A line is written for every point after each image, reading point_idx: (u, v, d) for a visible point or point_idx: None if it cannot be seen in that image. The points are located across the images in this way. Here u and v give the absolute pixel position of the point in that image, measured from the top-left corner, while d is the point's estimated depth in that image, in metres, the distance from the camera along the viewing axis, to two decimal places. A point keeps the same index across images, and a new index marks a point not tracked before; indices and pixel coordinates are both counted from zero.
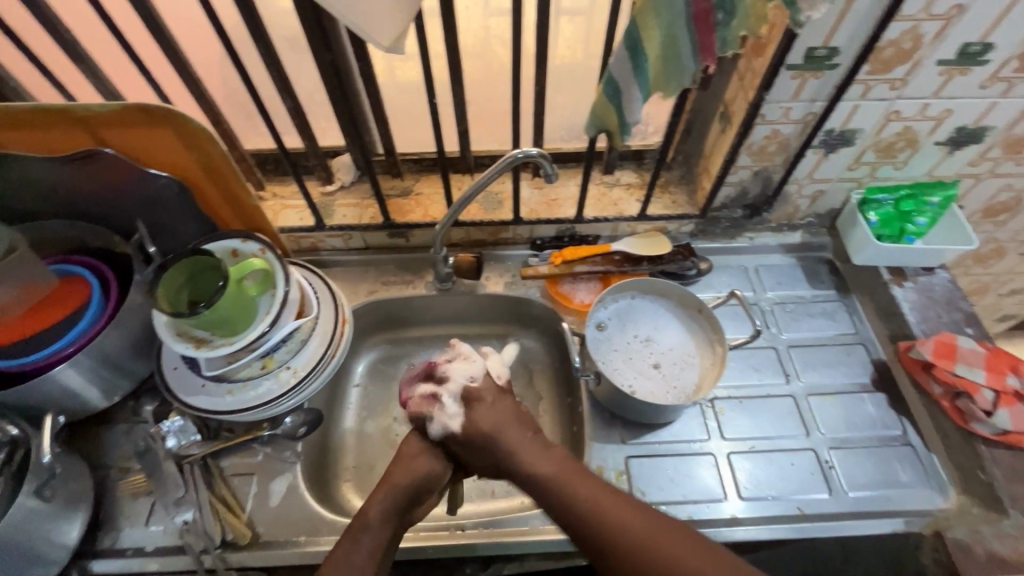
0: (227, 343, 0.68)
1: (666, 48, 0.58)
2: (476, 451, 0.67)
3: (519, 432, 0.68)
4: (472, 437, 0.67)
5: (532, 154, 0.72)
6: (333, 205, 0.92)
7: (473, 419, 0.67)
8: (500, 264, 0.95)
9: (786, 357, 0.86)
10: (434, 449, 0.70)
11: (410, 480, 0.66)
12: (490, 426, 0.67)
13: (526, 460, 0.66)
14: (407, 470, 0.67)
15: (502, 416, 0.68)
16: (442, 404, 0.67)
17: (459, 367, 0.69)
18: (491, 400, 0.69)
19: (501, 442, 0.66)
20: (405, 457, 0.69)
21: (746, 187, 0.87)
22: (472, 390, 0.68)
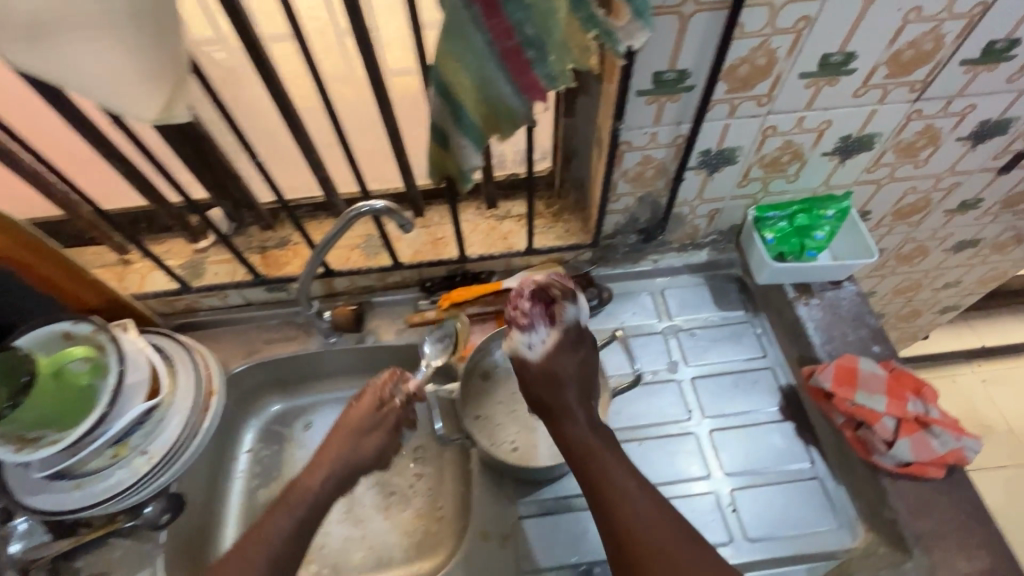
0: (54, 441, 0.62)
1: (483, 90, 0.53)
2: (537, 385, 0.69)
3: (585, 394, 0.69)
4: (549, 370, 0.69)
5: (377, 207, 0.67)
6: (204, 263, 0.86)
7: (554, 361, 0.69)
8: (389, 310, 0.89)
9: (688, 390, 0.81)
10: (379, 421, 0.75)
11: (348, 458, 0.72)
12: (560, 364, 0.69)
13: (581, 430, 0.67)
14: (349, 445, 0.73)
15: (577, 372, 0.70)
16: (536, 331, 0.70)
17: (574, 312, 0.72)
18: (580, 356, 0.71)
19: (564, 392, 0.68)
20: (351, 432, 0.74)
21: (634, 213, 0.81)
22: (570, 338, 0.71)
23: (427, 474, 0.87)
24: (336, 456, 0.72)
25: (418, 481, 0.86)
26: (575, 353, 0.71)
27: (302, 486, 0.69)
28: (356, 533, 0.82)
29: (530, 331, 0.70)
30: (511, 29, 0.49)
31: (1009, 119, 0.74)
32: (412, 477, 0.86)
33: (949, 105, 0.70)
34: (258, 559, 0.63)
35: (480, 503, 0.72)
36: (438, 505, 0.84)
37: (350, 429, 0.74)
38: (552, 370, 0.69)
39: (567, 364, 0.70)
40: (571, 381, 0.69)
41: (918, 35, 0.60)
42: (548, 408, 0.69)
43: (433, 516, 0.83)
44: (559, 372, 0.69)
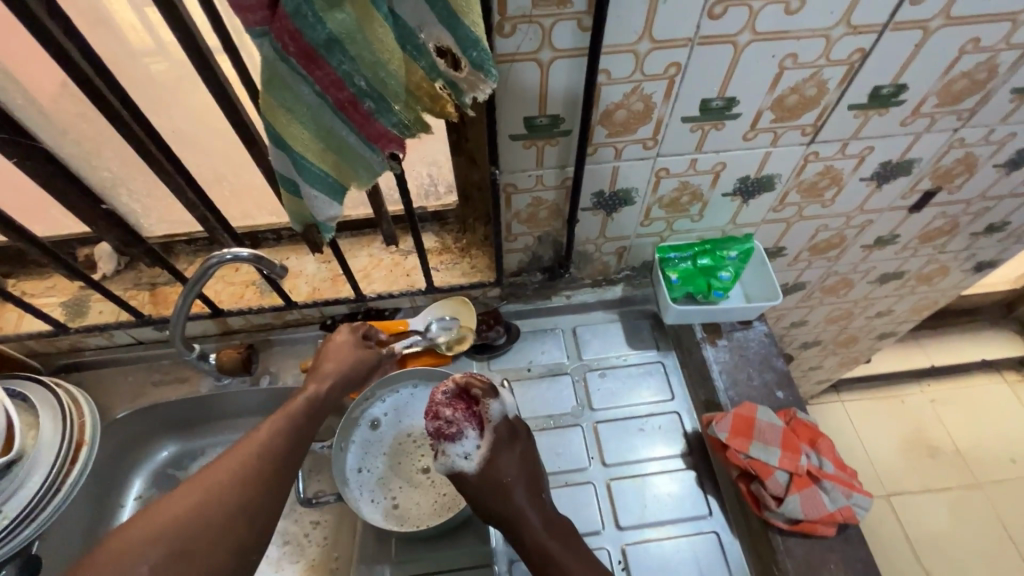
0: None
1: (327, 140, 0.49)
2: (482, 497, 0.66)
3: (531, 489, 0.67)
4: (488, 481, 0.65)
5: (243, 255, 0.64)
6: (89, 300, 0.82)
7: (493, 467, 0.66)
8: (289, 349, 0.85)
9: (591, 436, 0.78)
10: (370, 358, 0.73)
11: (344, 374, 0.69)
12: (503, 466, 0.66)
13: (537, 532, 0.64)
14: (343, 364, 0.69)
15: (520, 470, 0.67)
16: (464, 439, 0.66)
17: (501, 407, 0.69)
18: (519, 452, 0.68)
19: (512, 499, 0.65)
20: (343, 357, 0.70)
21: (536, 251, 0.79)
22: (502, 437, 0.68)
23: (325, 522, 0.83)
24: (336, 373, 0.68)
25: (314, 530, 0.82)
26: (514, 447, 0.68)
27: (306, 394, 0.65)
28: None
29: (457, 440, 0.66)
30: (342, 81, 0.45)
31: (911, 161, 0.72)
32: (308, 525, 0.83)
33: (845, 147, 0.68)
34: (277, 446, 0.58)
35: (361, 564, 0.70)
36: (332, 556, 0.80)
37: (344, 344, 0.72)
38: (492, 479, 0.65)
39: (511, 465, 0.67)
40: (517, 484, 0.66)
41: (798, 82, 0.58)
42: (500, 515, 0.65)
43: (327, 568, 0.79)
44: (503, 477, 0.66)
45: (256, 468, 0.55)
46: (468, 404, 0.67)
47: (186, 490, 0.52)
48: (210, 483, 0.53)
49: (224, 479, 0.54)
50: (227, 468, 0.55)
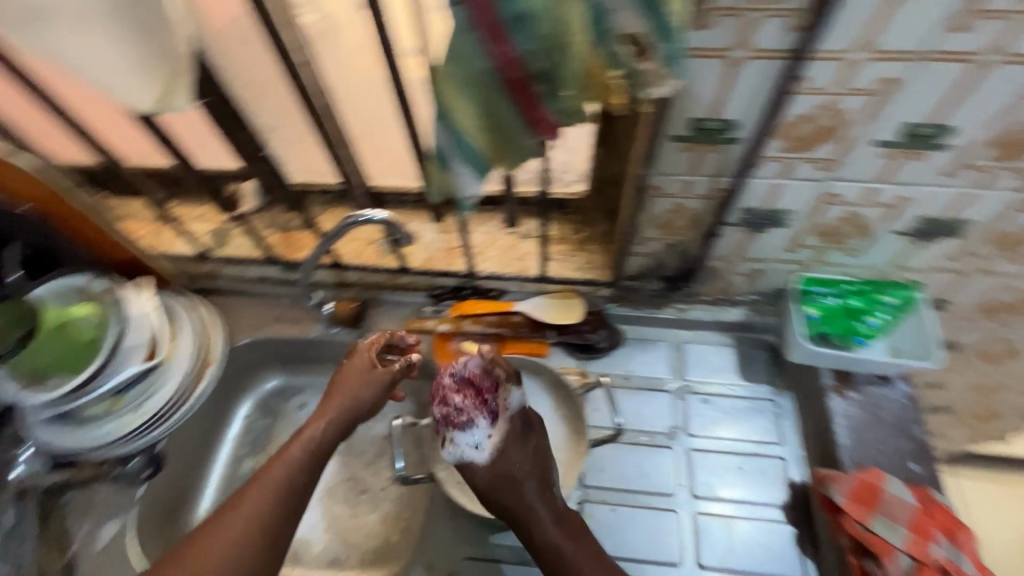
0: (57, 385, 0.67)
1: (486, 120, 0.48)
2: (492, 491, 0.67)
3: (542, 485, 0.67)
4: (498, 473, 0.67)
5: (376, 218, 0.66)
6: (229, 233, 0.89)
7: (503, 458, 0.68)
8: (393, 310, 0.87)
9: (683, 462, 0.74)
10: (376, 382, 0.71)
11: (349, 406, 0.69)
12: (511, 457, 0.68)
13: (547, 529, 0.65)
14: (347, 396, 0.69)
15: (532, 465, 0.68)
16: (473, 428, 0.69)
17: (518, 395, 0.71)
18: (534, 445, 0.69)
19: (522, 492, 0.66)
20: (345, 386, 0.70)
21: (661, 259, 0.74)
22: (517, 425, 0.70)
23: (401, 481, 0.86)
24: (341, 405, 0.69)
25: (391, 487, 0.85)
26: (528, 440, 0.69)
27: (307, 437, 0.66)
28: (322, 522, 0.83)
29: (468, 429, 0.69)
30: (519, 59, 0.43)
31: None
32: (385, 480, 0.86)
33: None
34: (268, 507, 0.60)
35: None
36: (404, 516, 0.83)
37: (350, 377, 0.71)
38: (501, 471, 0.67)
39: (521, 457, 0.68)
40: (530, 476, 0.67)
41: None
42: (515, 512, 0.66)
43: (397, 526, 0.82)
44: (513, 471, 0.67)
45: (245, 536, 0.58)
46: (482, 391, 0.70)
47: (183, 556, 0.57)
48: (217, 537, 0.58)
49: (230, 535, 0.58)
50: (217, 539, 0.58)
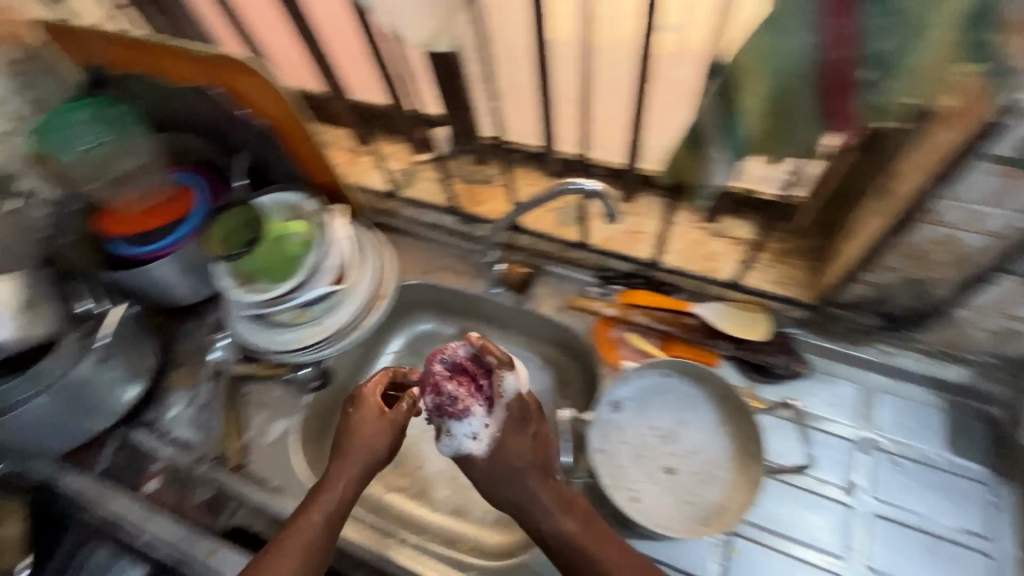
0: (263, 291, 0.74)
1: (776, 105, 0.42)
2: (494, 483, 0.61)
3: (550, 477, 0.61)
4: (501, 465, 0.61)
5: (589, 188, 0.63)
6: (417, 175, 0.91)
7: (503, 449, 0.61)
8: (558, 284, 0.84)
9: (861, 525, 0.65)
10: (388, 428, 0.66)
11: (366, 461, 0.64)
12: (507, 447, 0.61)
13: (554, 517, 0.58)
14: (362, 452, 0.64)
15: (533, 453, 0.61)
16: (469, 418, 0.61)
17: (518, 380, 0.62)
18: (531, 430, 0.62)
19: (526, 484, 0.60)
20: (358, 441, 0.65)
21: (890, 293, 0.64)
22: (514, 414, 0.62)
23: None
24: (354, 466, 0.63)
25: None
26: (528, 429, 0.62)
27: (325, 502, 0.61)
28: (450, 470, 0.85)
29: (464, 418, 0.61)
30: (857, 38, 0.37)
31: None
32: None
33: None
34: None
35: None
36: None
37: (361, 433, 0.65)
38: (501, 462, 0.61)
39: (521, 445, 0.61)
40: (531, 469, 0.60)
41: None
42: (517, 503, 0.60)
43: None
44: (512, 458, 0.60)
45: None
46: (477, 376, 0.63)
47: None
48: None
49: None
50: None
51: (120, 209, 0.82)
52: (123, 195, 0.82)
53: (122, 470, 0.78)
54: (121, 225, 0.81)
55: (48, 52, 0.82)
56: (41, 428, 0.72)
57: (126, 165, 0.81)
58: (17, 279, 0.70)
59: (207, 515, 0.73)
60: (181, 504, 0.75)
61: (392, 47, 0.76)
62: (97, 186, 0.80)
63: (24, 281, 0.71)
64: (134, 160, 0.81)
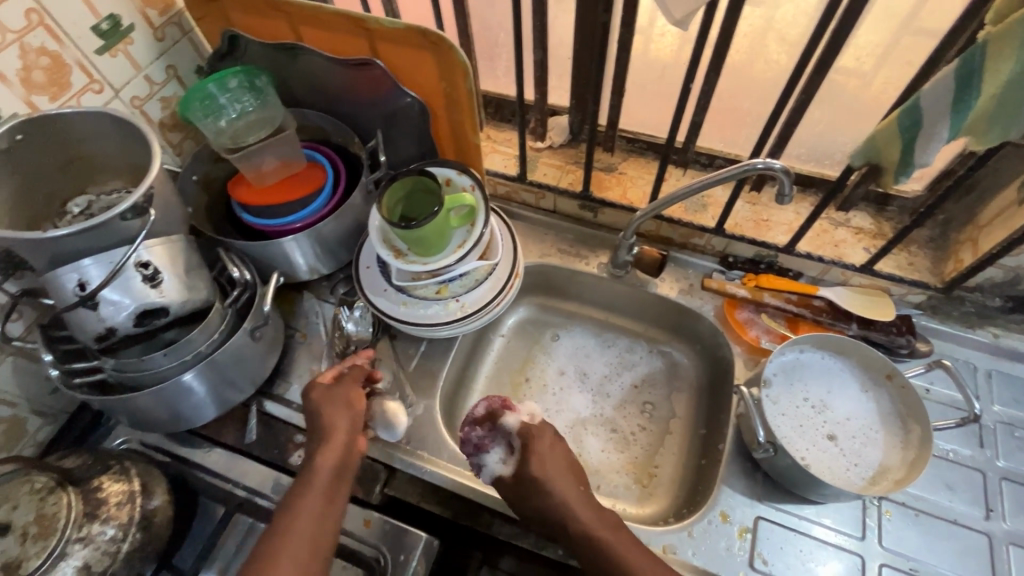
0: (420, 262, 0.75)
1: (1012, 88, 0.47)
2: (525, 504, 0.65)
3: (582, 486, 0.65)
4: (524, 483, 0.65)
5: (773, 166, 0.65)
6: (538, 161, 0.93)
7: (523, 468, 0.65)
8: (680, 268, 0.89)
9: (994, 488, 0.70)
10: (351, 389, 0.69)
11: (350, 414, 0.66)
12: (542, 452, 0.66)
13: (585, 519, 0.62)
14: (337, 409, 0.66)
15: (561, 465, 0.66)
16: (491, 449, 0.69)
17: (518, 412, 0.70)
18: (552, 448, 0.67)
19: (551, 495, 0.63)
20: (330, 403, 0.66)
21: (1021, 275, 0.71)
22: (528, 440, 0.67)
23: (650, 430, 0.88)
24: (342, 433, 0.65)
25: (641, 432, 0.87)
26: (544, 445, 0.67)
27: (327, 457, 0.63)
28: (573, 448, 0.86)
29: (488, 451, 0.69)
30: None
31: None
32: (635, 425, 0.88)
33: None
34: (317, 522, 0.58)
35: (731, 488, 0.71)
36: (655, 463, 0.84)
37: (331, 407, 0.66)
38: (525, 485, 0.65)
39: (546, 465, 0.65)
40: (561, 478, 0.64)
41: None
42: (556, 522, 0.63)
43: (647, 471, 0.84)
44: (540, 476, 0.64)
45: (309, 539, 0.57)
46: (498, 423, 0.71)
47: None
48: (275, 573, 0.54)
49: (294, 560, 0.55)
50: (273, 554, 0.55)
51: (253, 181, 0.82)
52: (256, 167, 0.81)
53: (261, 444, 0.77)
54: (255, 197, 0.80)
55: (188, 19, 0.81)
56: (184, 399, 0.71)
57: (258, 136, 0.78)
58: (174, 239, 0.66)
59: (359, 487, 0.73)
60: None
61: (554, 32, 0.83)
62: (236, 156, 0.78)
63: (179, 242, 0.67)
64: (266, 132, 0.79)
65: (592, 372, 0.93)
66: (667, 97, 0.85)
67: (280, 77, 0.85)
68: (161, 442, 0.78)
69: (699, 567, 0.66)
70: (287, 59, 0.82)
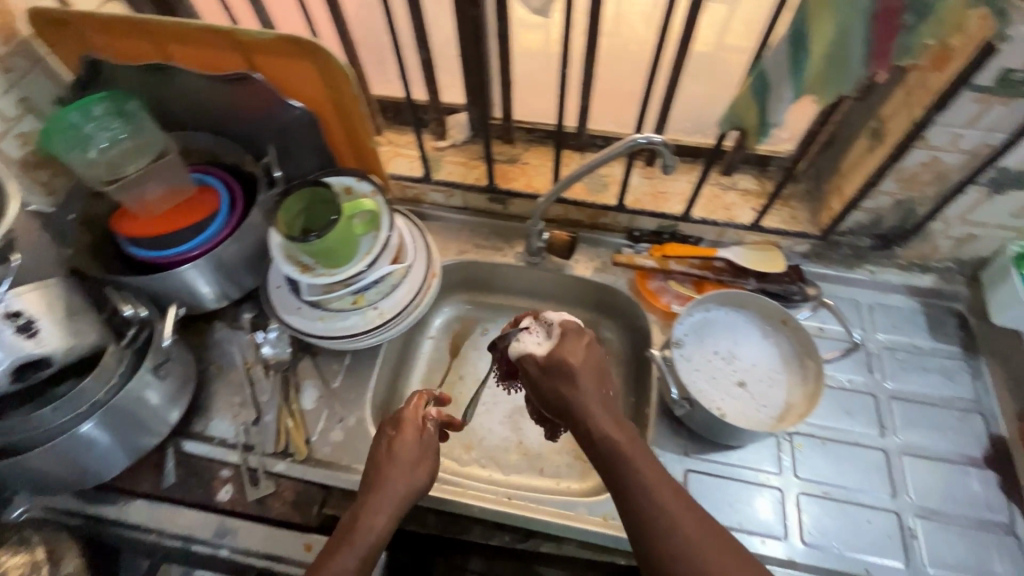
0: (328, 274, 0.73)
1: (835, 47, 0.53)
2: (548, 382, 0.67)
3: (599, 387, 0.65)
4: (555, 364, 0.66)
5: (654, 141, 0.69)
6: (442, 160, 0.94)
7: (561, 352, 0.67)
8: (592, 248, 0.92)
9: (885, 408, 0.78)
10: (425, 448, 0.67)
11: (416, 477, 0.64)
12: (586, 404, 0.63)
13: (604, 421, 0.62)
14: (404, 472, 0.63)
15: (587, 364, 0.66)
16: (530, 333, 0.70)
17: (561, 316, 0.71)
18: (585, 346, 0.67)
19: (577, 387, 0.65)
20: (398, 455, 0.65)
21: (882, 215, 0.79)
22: (569, 331, 0.68)
23: None
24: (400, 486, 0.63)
25: None
26: (582, 339, 0.68)
27: (382, 508, 0.61)
28: (513, 436, 0.87)
29: (529, 333, 0.70)
30: None
31: None
32: None
33: None
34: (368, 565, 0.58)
35: (660, 447, 0.75)
36: None
37: (399, 464, 0.64)
38: (554, 362, 0.66)
39: (580, 353, 0.66)
40: (587, 380, 0.65)
41: None
42: (572, 412, 0.64)
43: None
44: (571, 363, 0.66)
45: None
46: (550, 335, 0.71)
47: None
48: None
49: None
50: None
51: (139, 213, 0.77)
52: (140, 197, 0.77)
53: (182, 486, 0.72)
54: (142, 228, 0.76)
55: (37, 46, 0.75)
56: (87, 452, 0.66)
57: (136, 165, 0.74)
58: (48, 284, 0.62)
59: (296, 511, 0.71)
60: (263, 507, 0.71)
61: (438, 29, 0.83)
62: (114, 188, 0.74)
63: (56, 286, 0.62)
64: (145, 160, 0.75)
65: None
66: (554, 85, 0.87)
67: (154, 100, 0.81)
68: (69, 504, 0.72)
69: None
70: (159, 80, 0.77)
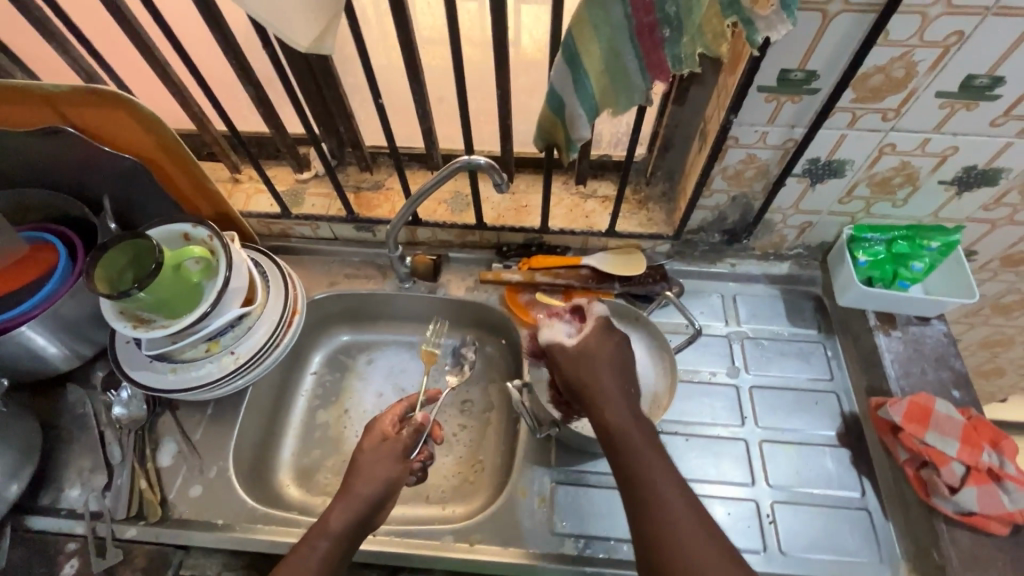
0: (165, 324, 0.69)
1: (608, 63, 0.54)
2: (573, 367, 0.65)
3: (625, 379, 0.64)
4: (581, 352, 0.65)
5: (480, 163, 0.70)
6: (303, 193, 0.92)
7: (589, 346, 0.65)
8: (462, 267, 0.92)
9: (746, 398, 0.80)
10: (389, 453, 0.68)
11: (375, 485, 0.64)
12: (610, 394, 0.62)
13: (620, 407, 0.61)
14: (368, 477, 0.65)
15: (615, 357, 0.65)
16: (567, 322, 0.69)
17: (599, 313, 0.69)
18: (613, 341, 0.66)
19: (600, 375, 0.63)
20: (363, 464, 0.66)
21: (724, 211, 0.81)
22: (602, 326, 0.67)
23: (470, 426, 0.90)
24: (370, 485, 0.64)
25: (463, 428, 0.89)
26: (612, 336, 0.67)
27: (341, 510, 0.62)
28: None
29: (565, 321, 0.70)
30: (653, 6, 0.50)
31: None
32: (456, 426, 0.90)
33: None
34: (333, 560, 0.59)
35: (531, 462, 0.76)
36: (479, 457, 0.87)
37: (363, 471, 0.65)
38: (582, 350, 0.66)
39: (605, 345, 0.66)
40: (609, 369, 0.64)
41: None
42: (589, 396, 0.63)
43: (472, 467, 0.86)
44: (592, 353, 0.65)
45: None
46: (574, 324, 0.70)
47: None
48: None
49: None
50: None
51: None
52: None
53: (25, 566, 0.69)
54: None
55: None
56: None
57: None
58: None
59: None
60: None
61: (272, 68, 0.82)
62: None
63: None
64: None
65: (409, 386, 0.94)
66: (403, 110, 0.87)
67: None
68: None
69: (504, 547, 0.70)
70: None
